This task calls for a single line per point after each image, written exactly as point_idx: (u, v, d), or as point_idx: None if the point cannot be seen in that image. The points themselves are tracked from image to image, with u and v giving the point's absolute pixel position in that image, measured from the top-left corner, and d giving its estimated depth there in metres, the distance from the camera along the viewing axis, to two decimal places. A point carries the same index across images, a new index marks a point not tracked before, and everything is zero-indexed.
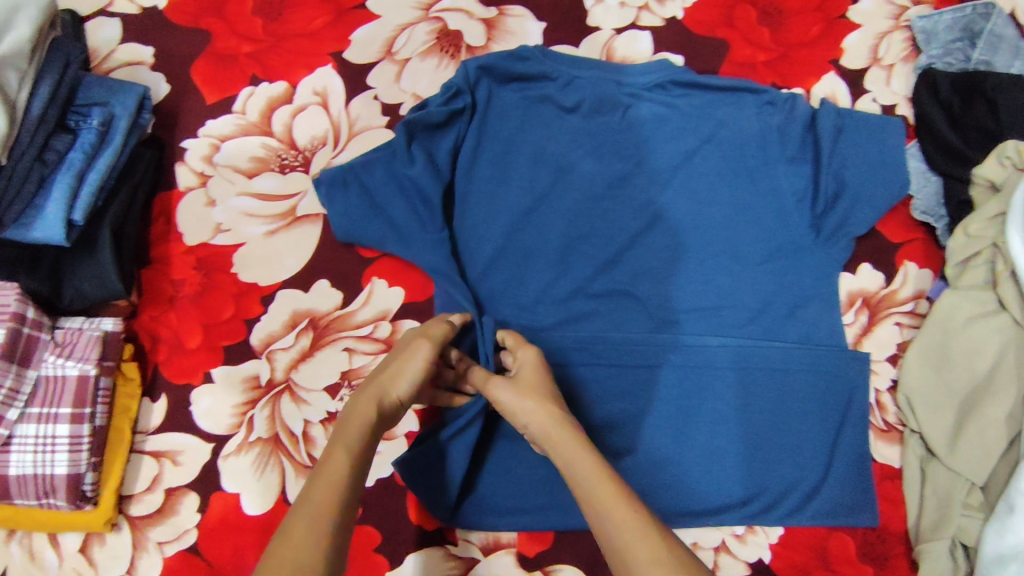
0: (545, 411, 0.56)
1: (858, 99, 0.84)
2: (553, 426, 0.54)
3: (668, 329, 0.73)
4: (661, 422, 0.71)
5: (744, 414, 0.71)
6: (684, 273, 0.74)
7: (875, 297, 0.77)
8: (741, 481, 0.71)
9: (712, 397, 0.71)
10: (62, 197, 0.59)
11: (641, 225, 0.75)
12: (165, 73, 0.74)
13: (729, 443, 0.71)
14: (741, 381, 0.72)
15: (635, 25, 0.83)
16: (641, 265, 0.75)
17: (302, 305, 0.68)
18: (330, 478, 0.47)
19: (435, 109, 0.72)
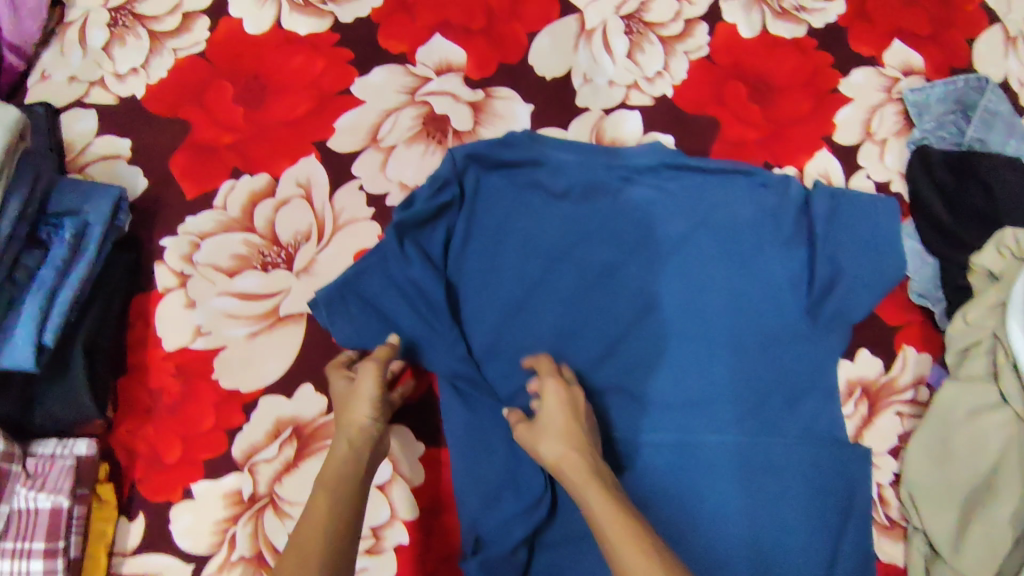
0: (568, 454, 0.57)
1: (852, 176, 0.82)
2: (574, 466, 0.56)
3: (662, 418, 0.72)
4: (659, 491, 0.70)
5: (744, 478, 0.70)
6: (679, 365, 0.73)
7: (874, 385, 0.76)
8: (748, 549, 0.68)
9: (710, 462, 0.71)
10: (32, 319, 0.56)
11: (635, 314, 0.74)
12: (142, 167, 0.72)
13: (732, 509, 0.69)
14: (740, 445, 0.71)
15: (624, 104, 0.81)
16: (634, 356, 0.73)
17: (286, 413, 0.66)
18: (316, 520, 0.51)
19: (422, 205, 0.71)
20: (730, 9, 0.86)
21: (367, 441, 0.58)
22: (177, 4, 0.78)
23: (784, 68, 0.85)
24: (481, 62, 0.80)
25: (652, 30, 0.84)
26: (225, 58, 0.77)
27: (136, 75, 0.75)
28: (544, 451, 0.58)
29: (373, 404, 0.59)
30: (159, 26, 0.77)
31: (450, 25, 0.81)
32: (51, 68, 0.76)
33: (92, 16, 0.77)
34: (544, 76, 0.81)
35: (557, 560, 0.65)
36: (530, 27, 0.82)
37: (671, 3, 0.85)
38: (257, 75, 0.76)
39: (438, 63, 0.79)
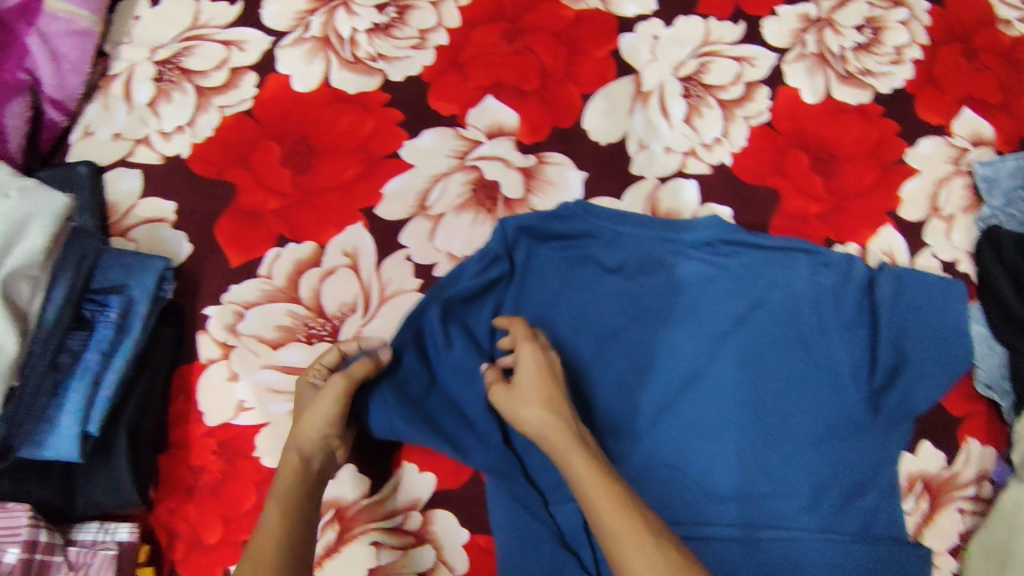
0: (547, 421, 0.57)
1: (916, 255, 0.79)
2: (555, 433, 0.57)
3: (704, 509, 0.69)
4: (659, 499, 0.69)
5: (747, 484, 0.70)
6: (722, 450, 0.70)
7: (936, 481, 0.74)
8: (743, 552, 0.67)
9: (715, 469, 0.70)
10: (76, 408, 0.55)
11: (681, 392, 0.71)
12: (187, 231, 0.71)
13: (727, 512, 0.69)
14: (743, 452, 0.70)
15: (681, 172, 0.78)
16: (683, 438, 0.71)
17: (328, 494, 0.67)
18: (265, 540, 0.53)
19: (467, 281, 0.69)
20: (792, 72, 0.83)
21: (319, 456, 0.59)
22: (224, 59, 0.76)
23: (847, 135, 0.81)
24: (534, 125, 0.77)
25: (711, 92, 0.81)
26: (272, 117, 0.75)
27: (182, 133, 0.74)
28: (523, 416, 0.59)
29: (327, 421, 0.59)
30: (205, 81, 0.76)
31: (503, 86, 0.78)
32: (94, 123, 0.74)
33: (138, 69, 0.76)
34: (598, 141, 0.78)
35: None
36: (585, 89, 0.79)
37: (730, 64, 0.82)
38: (304, 135, 0.74)
39: (489, 125, 0.77)
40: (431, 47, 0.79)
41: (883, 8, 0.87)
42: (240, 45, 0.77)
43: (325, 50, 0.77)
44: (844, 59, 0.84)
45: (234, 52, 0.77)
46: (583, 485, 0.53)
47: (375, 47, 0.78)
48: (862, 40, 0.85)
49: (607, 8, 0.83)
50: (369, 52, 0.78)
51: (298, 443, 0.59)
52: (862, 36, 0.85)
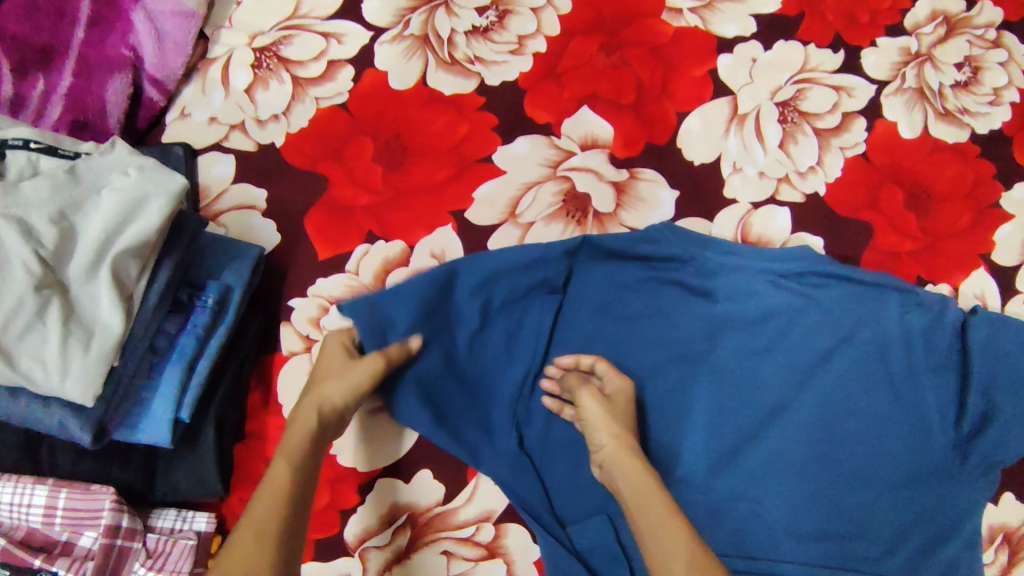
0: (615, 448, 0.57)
1: (1008, 301, 0.77)
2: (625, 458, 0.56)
3: (764, 553, 0.67)
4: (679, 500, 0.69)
5: (737, 498, 0.68)
6: (781, 488, 0.68)
7: (1017, 534, 0.71)
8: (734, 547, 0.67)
9: (722, 479, 0.69)
10: (170, 394, 0.54)
11: (757, 419, 0.70)
12: (276, 221, 0.70)
13: (717, 516, 0.68)
14: (760, 469, 0.69)
15: (774, 199, 0.77)
16: (764, 474, 0.69)
17: (401, 498, 0.65)
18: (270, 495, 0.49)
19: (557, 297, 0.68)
20: (890, 105, 0.82)
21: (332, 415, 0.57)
22: (323, 50, 0.76)
23: (943, 174, 0.80)
24: (628, 140, 0.76)
25: (807, 120, 0.80)
26: (368, 111, 0.74)
27: (277, 122, 0.73)
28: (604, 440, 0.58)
29: (355, 387, 0.57)
30: (303, 71, 0.75)
31: (600, 97, 0.77)
32: (190, 105, 0.73)
33: (236, 54, 0.75)
34: (693, 160, 0.77)
35: None
36: (680, 107, 0.79)
37: (828, 93, 0.81)
38: (398, 132, 0.74)
39: (583, 137, 0.76)
40: (529, 53, 0.78)
41: (982, 48, 0.84)
42: (339, 38, 0.76)
43: (424, 48, 0.76)
44: (943, 96, 0.82)
45: (333, 45, 0.76)
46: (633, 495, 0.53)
47: (472, 49, 0.77)
48: (961, 78, 0.83)
49: (707, 27, 0.81)
50: (466, 54, 0.77)
51: (319, 401, 0.56)
52: (962, 75, 0.83)
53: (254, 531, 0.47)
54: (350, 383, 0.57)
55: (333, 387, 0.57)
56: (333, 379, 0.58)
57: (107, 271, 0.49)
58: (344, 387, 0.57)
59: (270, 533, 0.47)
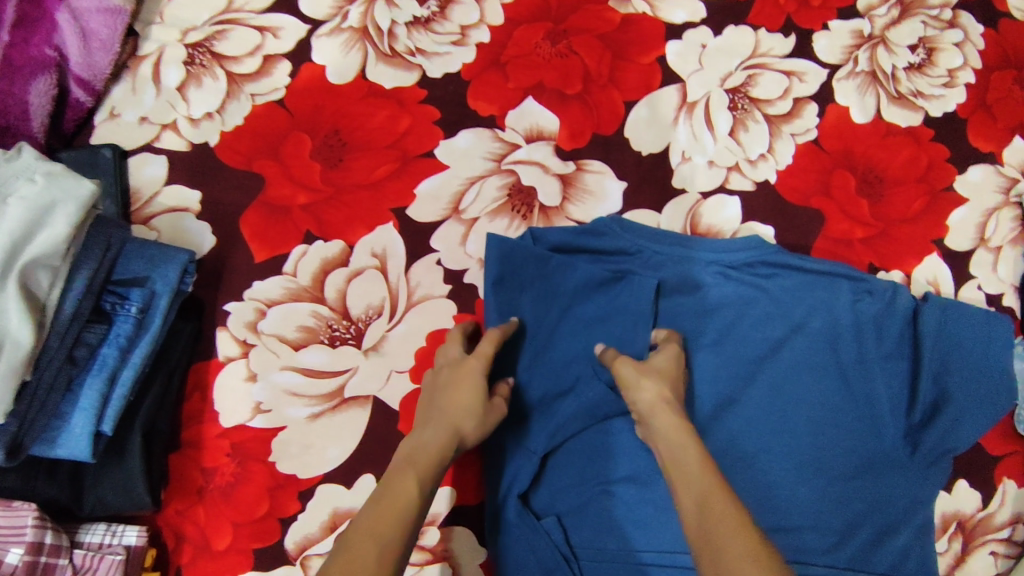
0: (659, 406, 0.56)
1: (961, 286, 0.76)
2: (666, 417, 0.55)
3: None
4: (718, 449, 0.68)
5: None
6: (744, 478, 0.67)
7: (970, 521, 0.71)
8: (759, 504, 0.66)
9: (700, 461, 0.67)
10: (90, 405, 0.53)
11: (708, 410, 0.69)
12: (211, 223, 0.68)
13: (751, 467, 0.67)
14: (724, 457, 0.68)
15: (724, 188, 0.76)
16: (734, 461, 0.67)
17: (344, 504, 0.62)
18: (397, 507, 0.48)
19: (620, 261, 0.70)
20: (843, 90, 0.80)
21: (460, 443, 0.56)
22: (258, 45, 0.73)
23: (896, 159, 0.79)
24: (574, 131, 0.75)
25: (758, 106, 0.79)
26: (305, 107, 0.72)
27: (211, 120, 0.71)
28: (643, 395, 0.57)
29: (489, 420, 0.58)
30: (238, 67, 0.73)
31: (545, 88, 0.75)
32: (120, 105, 0.71)
33: (168, 51, 0.72)
34: (641, 151, 0.76)
35: None
36: (628, 96, 0.77)
37: (779, 78, 0.80)
38: (337, 128, 0.72)
39: (528, 129, 0.74)
40: (471, 44, 0.76)
41: (937, 29, 0.83)
42: (275, 32, 0.74)
43: (363, 41, 0.74)
44: (896, 79, 0.81)
45: (269, 39, 0.74)
46: (675, 459, 0.53)
47: (413, 40, 0.75)
48: (915, 60, 0.82)
49: (655, 13, 0.80)
50: (407, 46, 0.75)
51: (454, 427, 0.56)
52: (916, 57, 0.82)
53: (378, 545, 0.46)
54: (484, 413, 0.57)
55: (472, 415, 0.57)
56: (474, 412, 0.57)
57: (15, 284, 0.48)
58: (480, 424, 0.57)
59: (394, 546, 0.46)
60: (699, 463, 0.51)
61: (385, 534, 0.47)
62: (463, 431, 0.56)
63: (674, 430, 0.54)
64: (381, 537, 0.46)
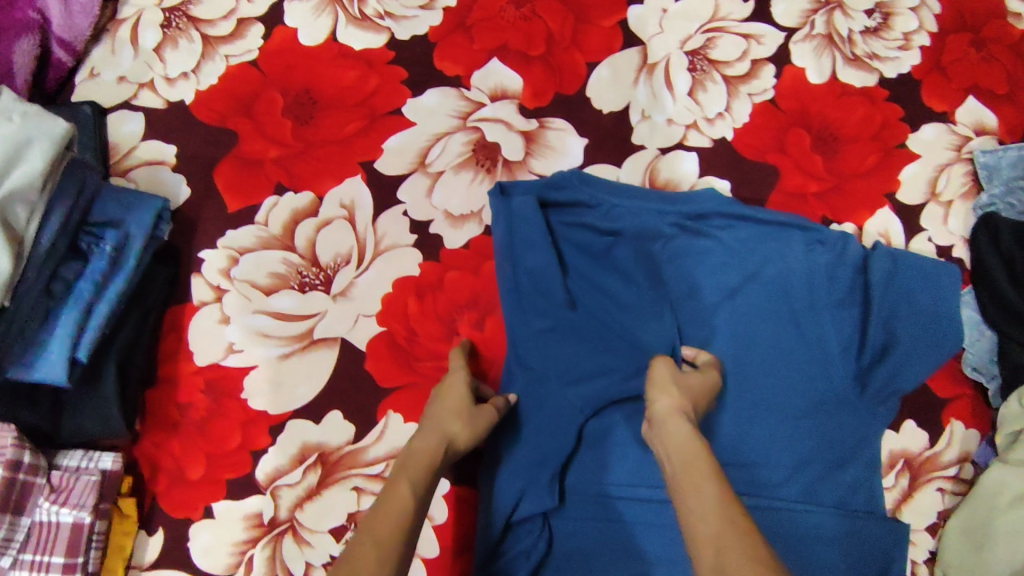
0: (675, 415, 0.60)
1: (912, 238, 0.79)
2: (679, 423, 0.59)
3: None
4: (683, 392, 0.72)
5: None
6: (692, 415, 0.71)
7: (917, 459, 0.73)
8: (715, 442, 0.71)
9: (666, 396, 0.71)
10: (67, 333, 0.56)
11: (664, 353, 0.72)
12: (186, 175, 0.71)
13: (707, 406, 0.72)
14: None
15: (682, 145, 0.79)
16: None
17: (312, 438, 0.66)
18: (394, 506, 0.50)
19: (590, 216, 0.74)
20: (799, 52, 0.83)
21: (450, 452, 0.58)
22: (232, 9, 0.77)
23: (851, 117, 0.82)
24: (537, 90, 0.78)
25: (716, 68, 0.81)
26: (278, 68, 0.75)
27: (186, 80, 0.74)
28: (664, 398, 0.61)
29: (475, 430, 0.60)
30: (213, 30, 0.76)
31: (509, 49, 0.78)
32: (100, 66, 0.74)
33: (146, 15, 0.76)
34: (601, 109, 0.79)
35: None
36: (590, 58, 0.80)
37: (737, 41, 0.83)
38: (308, 88, 0.75)
39: (492, 88, 0.77)
40: (438, 8, 0.79)
41: None
42: None
43: (333, 6, 0.77)
44: (852, 42, 0.84)
45: (243, 4, 0.77)
46: (677, 458, 0.56)
47: (383, 5, 0.78)
48: (871, 24, 0.85)
49: None
50: (376, 10, 0.78)
51: (443, 436, 0.58)
52: (871, 21, 0.85)
53: (376, 539, 0.47)
54: (470, 424, 0.60)
55: (459, 426, 0.59)
56: (460, 417, 0.60)
57: None
58: (467, 430, 0.59)
59: (394, 542, 0.47)
60: (704, 466, 0.54)
61: (384, 529, 0.48)
62: (452, 438, 0.58)
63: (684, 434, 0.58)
64: (379, 535, 0.47)
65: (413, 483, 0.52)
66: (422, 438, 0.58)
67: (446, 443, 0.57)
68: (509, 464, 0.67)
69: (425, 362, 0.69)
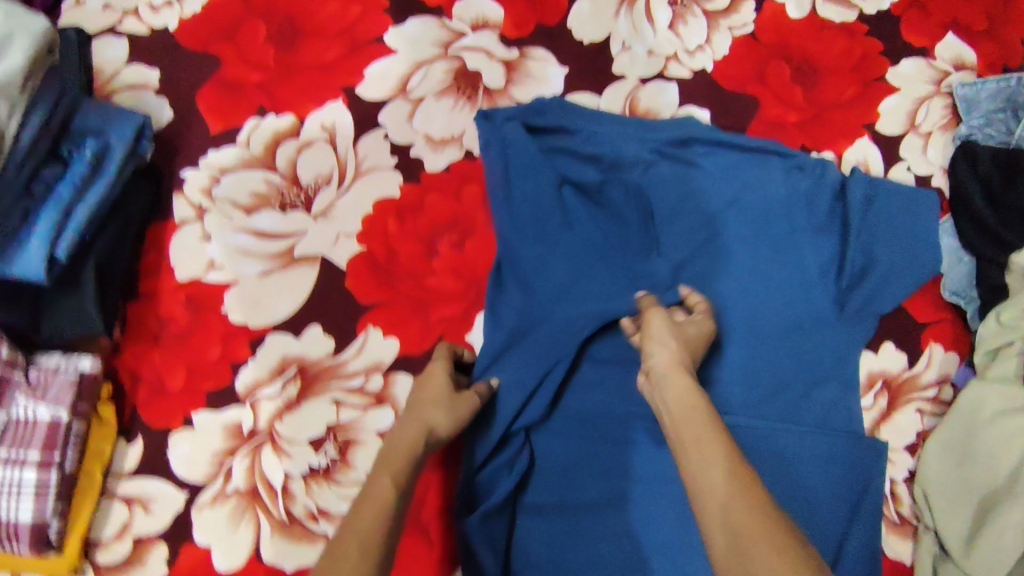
0: (678, 370, 0.55)
1: (891, 168, 0.80)
2: (682, 377, 0.55)
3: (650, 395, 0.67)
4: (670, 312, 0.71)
5: None
6: None
7: (896, 380, 0.74)
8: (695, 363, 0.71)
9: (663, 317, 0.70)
10: (45, 233, 0.57)
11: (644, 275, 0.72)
12: (169, 98, 0.72)
13: None
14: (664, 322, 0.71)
15: (662, 76, 0.80)
16: None
17: (292, 351, 0.66)
18: (376, 504, 0.48)
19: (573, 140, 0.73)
20: None
21: (433, 441, 0.56)
22: None
23: (831, 51, 0.83)
24: (519, 21, 0.78)
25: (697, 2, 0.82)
26: None
27: (170, 7, 0.75)
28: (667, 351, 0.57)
29: (457, 419, 0.58)
30: None
31: None
32: None
33: None
34: (582, 40, 0.79)
35: (545, 529, 0.64)
36: None
37: None
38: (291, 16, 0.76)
39: (474, 18, 0.78)
40: None
41: None
42: None
43: None
44: None
45: None
46: (680, 417, 0.52)
47: None
48: None
49: None
50: None
51: (423, 425, 0.56)
52: None
53: (359, 541, 0.45)
54: (451, 413, 0.58)
55: (440, 414, 0.57)
56: (440, 405, 0.57)
57: None
58: (448, 419, 0.57)
59: (376, 543, 0.46)
60: (713, 429, 0.50)
61: (367, 529, 0.46)
62: (433, 426, 0.56)
63: (688, 392, 0.54)
64: (362, 536, 0.46)
65: (395, 476, 0.50)
66: (402, 427, 0.56)
67: (427, 431, 0.55)
68: (499, 375, 0.66)
69: (405, 279, 0.69)
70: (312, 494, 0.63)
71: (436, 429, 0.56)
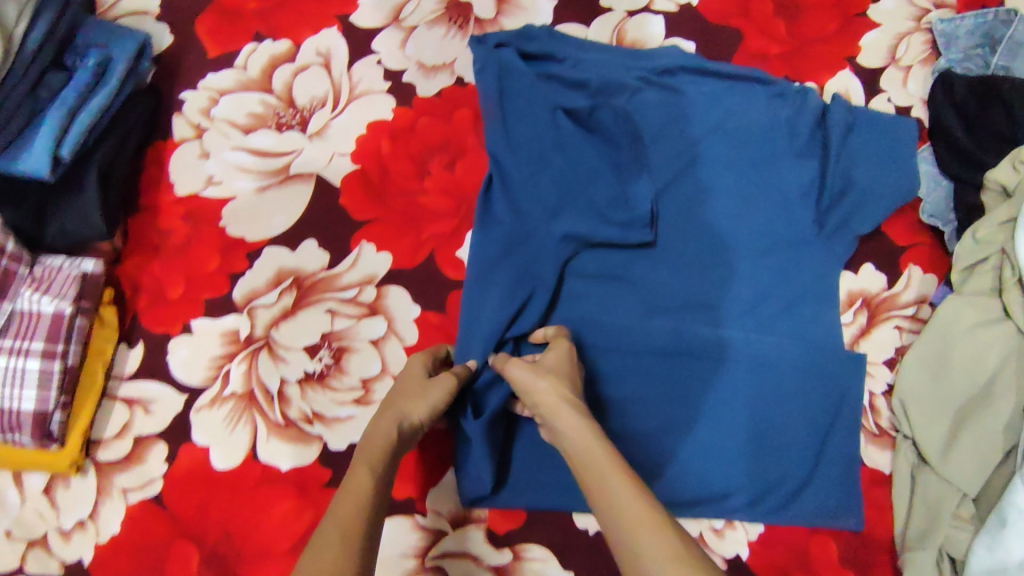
0: (558, 405, 0.53)
1: (872, 98, 0.82)
2: (567, 413, 0.53)
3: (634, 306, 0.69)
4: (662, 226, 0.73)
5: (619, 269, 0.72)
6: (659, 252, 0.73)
7: (875, 298, 0.76)
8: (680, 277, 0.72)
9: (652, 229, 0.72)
10: (50, 132, 0.58)
11: None
12: (169, 25, 0.75)
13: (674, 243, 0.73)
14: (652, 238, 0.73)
15: (648, 9, 0.82)
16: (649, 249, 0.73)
17: (288, 263, 0.68)
18: (357, 496, 0.47)
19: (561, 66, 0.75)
20: None
21: (410, 430, 0.55)
22: None
23: None
24: None
25: None
26: None
27: None
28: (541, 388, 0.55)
29: (435, 408, 0.57)
30: None
31: None
32: None
33: None
34: None
35: (530, 430, 0.67)
36: None
37: None
38: None
39: None
40: None
41: None
42: None
43: None
44: None
45: None
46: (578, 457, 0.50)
47: None
48: None
49: None
50: None
51: (399, 416, 0.55)
52: None
53: (340, 529, 0.44)
54: (428, 399, 0.57)
55: (416, 403, 0.56)
56: (421, 396, 0.57)
57: None
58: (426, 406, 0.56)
59: (357, 529, 0.45)
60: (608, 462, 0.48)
61: (346, 515, 0.46)
62: (409, 415, 0.55)
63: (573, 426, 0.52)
64: (346, 529, 0.44)
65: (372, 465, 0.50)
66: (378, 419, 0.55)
67: (402, 419, 0.55)
68: (489, 283, 0.67)
69: (396, 197, 0.71)
70: (308, 398, 0.65)
71: (412, 416, 0.55)
